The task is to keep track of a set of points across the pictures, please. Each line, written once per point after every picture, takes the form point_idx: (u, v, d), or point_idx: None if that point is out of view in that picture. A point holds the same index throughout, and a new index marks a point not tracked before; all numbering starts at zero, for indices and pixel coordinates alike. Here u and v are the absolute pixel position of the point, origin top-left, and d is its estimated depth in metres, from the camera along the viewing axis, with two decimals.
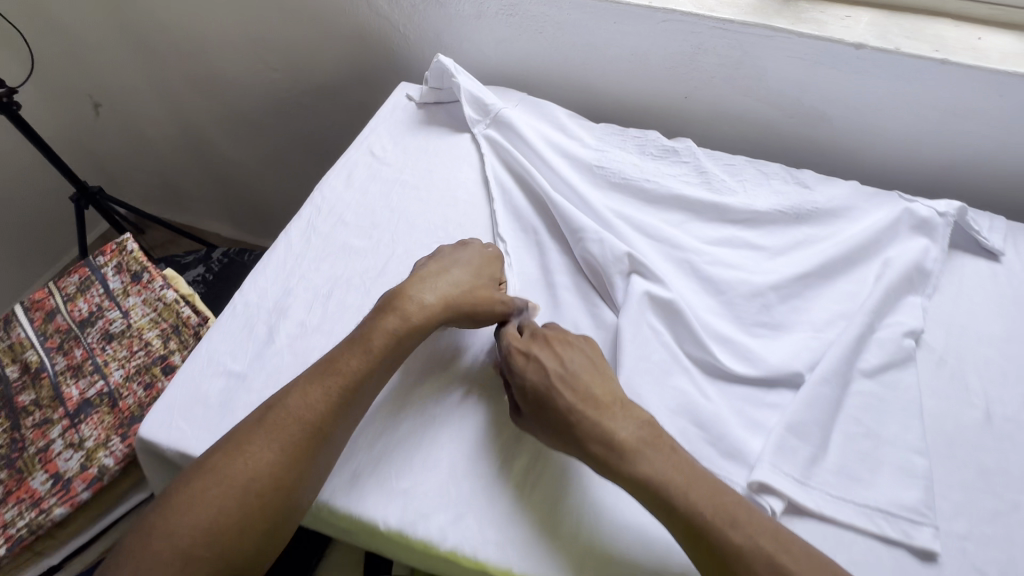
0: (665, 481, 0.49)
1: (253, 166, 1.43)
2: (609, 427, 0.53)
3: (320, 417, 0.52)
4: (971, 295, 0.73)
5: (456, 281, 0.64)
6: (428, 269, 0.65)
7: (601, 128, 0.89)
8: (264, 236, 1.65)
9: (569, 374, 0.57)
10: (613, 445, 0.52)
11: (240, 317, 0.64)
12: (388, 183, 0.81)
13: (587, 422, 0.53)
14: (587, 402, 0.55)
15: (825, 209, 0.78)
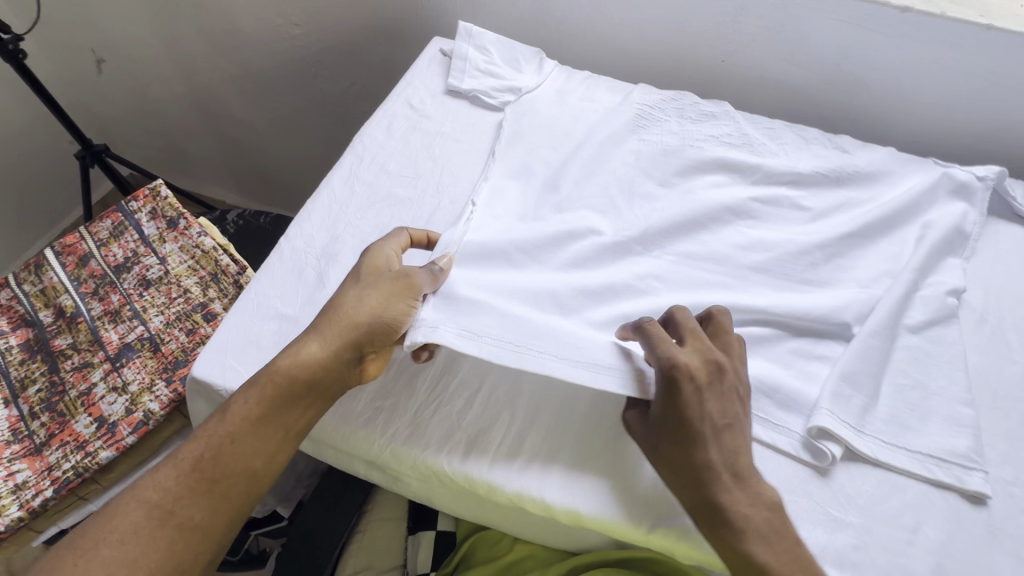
0: (770, 566, 0.46)
1: (264, 129, 1.37)
2: (738, 500, 0.48)
3: (236, 430, 0.49)
4: (1008, 259, 0.73)
5: (339, 315, 0.53)
6: (330, 305, 0.54)
7: (639, 90, 0.89)
8: (274, 205, 1.61)
9: (704, 418, 0.50)
10: (740, 521, 0.47)
11: (288, 261, 0.63)
12: (428, 135, 0.78)
13: (720, 486, 0.48)
14: (721, 464, 0.49)
15: (864, 173, 0.79)
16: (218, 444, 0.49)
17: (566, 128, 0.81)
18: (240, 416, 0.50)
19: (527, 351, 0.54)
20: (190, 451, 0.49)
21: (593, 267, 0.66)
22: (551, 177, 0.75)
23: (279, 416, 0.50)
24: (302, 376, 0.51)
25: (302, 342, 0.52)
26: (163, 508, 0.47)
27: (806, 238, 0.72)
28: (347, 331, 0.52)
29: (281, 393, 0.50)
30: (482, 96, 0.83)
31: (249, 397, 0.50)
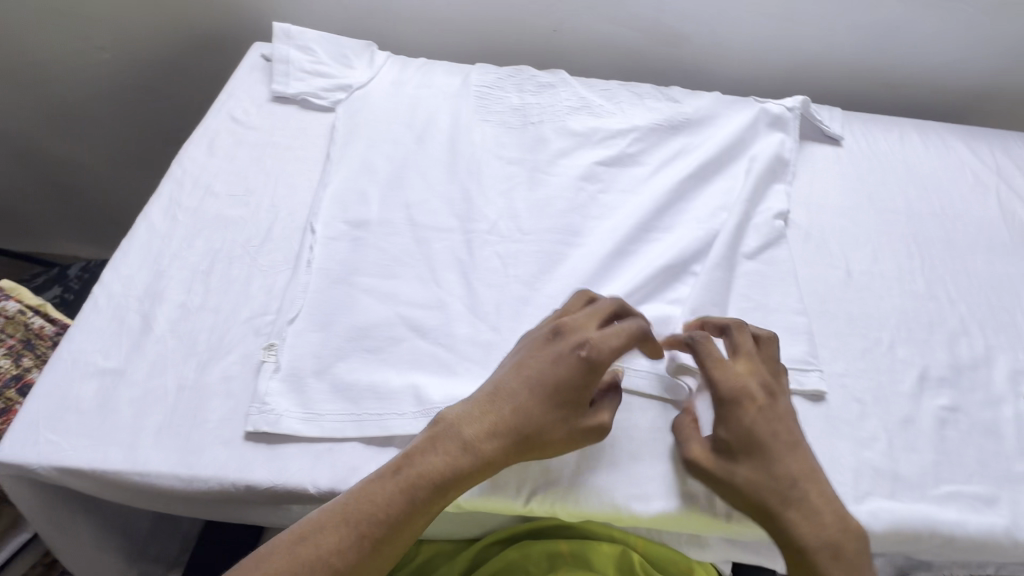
0: None
1: (84, 161, 1.18)
2: (821, 519, 0.48)
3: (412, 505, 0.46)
4: (823, 177, 0.81)
5: (528, 411, 0.50)
6: (542, 374, 0.51)
7: (478, 70, 0.88)
8: (105, 247, 1.36)
9: (773, 436, 0.52)
10: (830, 542, 0.47)
11: (105, 310, 0.57)
12: (257, 147, 0.73)
13: (803, 505, 0.49)
14: (801, 480, 0.50)
15: (694, 119, 0.84)
16: (392, 506, 0.45)
17: (406, 120, 0.80)
18: (421, 477, 0.47)
19: (366, 419, 0.53)
20: (362, 503, 0.45)
21: (445, 259, 0.66)
22: (396, 173, 0.73)
23: (448, 492, 0.47)
24: (488, 450, 0.49)
25: (510, 422, 0.50)
26: (324, 572, 0.43)
27: (648, 190, 0.75)
28: (535, 412, 0.50)
29: (462, 463, 0.48)
30: (310, 98, 0.79)
31: (445, 466, 0.47)
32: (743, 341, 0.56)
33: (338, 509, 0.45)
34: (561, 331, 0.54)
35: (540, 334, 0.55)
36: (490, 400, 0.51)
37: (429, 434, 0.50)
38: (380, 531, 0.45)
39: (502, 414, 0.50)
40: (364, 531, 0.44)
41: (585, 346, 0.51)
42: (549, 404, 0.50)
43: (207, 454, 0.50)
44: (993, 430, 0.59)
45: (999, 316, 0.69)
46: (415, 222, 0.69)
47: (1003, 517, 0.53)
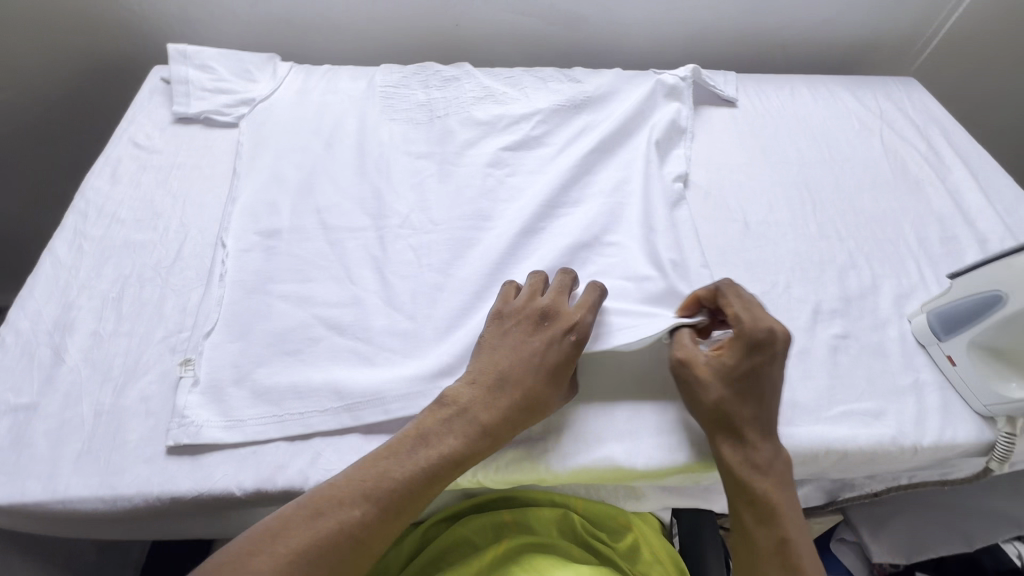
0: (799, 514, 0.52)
1: None
2: (760, 445, 0.53)
3: (429, 477, 0.49)
4: (719, 137, 0.86)
5: (531, 392, 0.53)
6: (541, 355, 0.54)
7: (382, 71, 0.90)
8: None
9: (769, 379, 0.54)
10: (766, 465, 0.52)
11: (14, 349, 0.57)
12: (162, 169, 0.74)
13: (756, 435, 0.53)
14: (761, 414, 0.54)
15: (595, 96, 0.88)
16: (411, 481, 0.49)
17: (313, 127, 0.81)
18: (436, 456, 0.50)
19: (290, 419, 0.55)
20: (379, 480, 0.48)
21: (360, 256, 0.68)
22: (306, 180, 0.74)
23: (462, 468, 0.51)
24: (496, 430, 0.52)
25: (514, 399, 0.53)
26: (346, 542, 0.45)
27: (555, 168, 0.78)
28: (536, 393, 0.53)
29: (475, 442, 0.51)
30: (214, 116, 0.80)
31: (460, 442, 0.51)
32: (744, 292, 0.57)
33: (354, 484, 0.48)
34: (549, 315, 0.56)
35: (525, 316, 0.57)
36: (496, 378, 0.53)
37: (439, 416, 0.52)
38: (401, 505, 0.48)
39: (506, 393, 0.53)
40: (387, 505, 0.47)
41: (575, 328, 0.55)
42: (551, 384, 0.54)
43: (129, 473, 0.51)
44: (879, 351, 0.64)
45: (884, 248, 0.74)
46: (329, 224, 0.71)
47: (889, 427, 0.58)
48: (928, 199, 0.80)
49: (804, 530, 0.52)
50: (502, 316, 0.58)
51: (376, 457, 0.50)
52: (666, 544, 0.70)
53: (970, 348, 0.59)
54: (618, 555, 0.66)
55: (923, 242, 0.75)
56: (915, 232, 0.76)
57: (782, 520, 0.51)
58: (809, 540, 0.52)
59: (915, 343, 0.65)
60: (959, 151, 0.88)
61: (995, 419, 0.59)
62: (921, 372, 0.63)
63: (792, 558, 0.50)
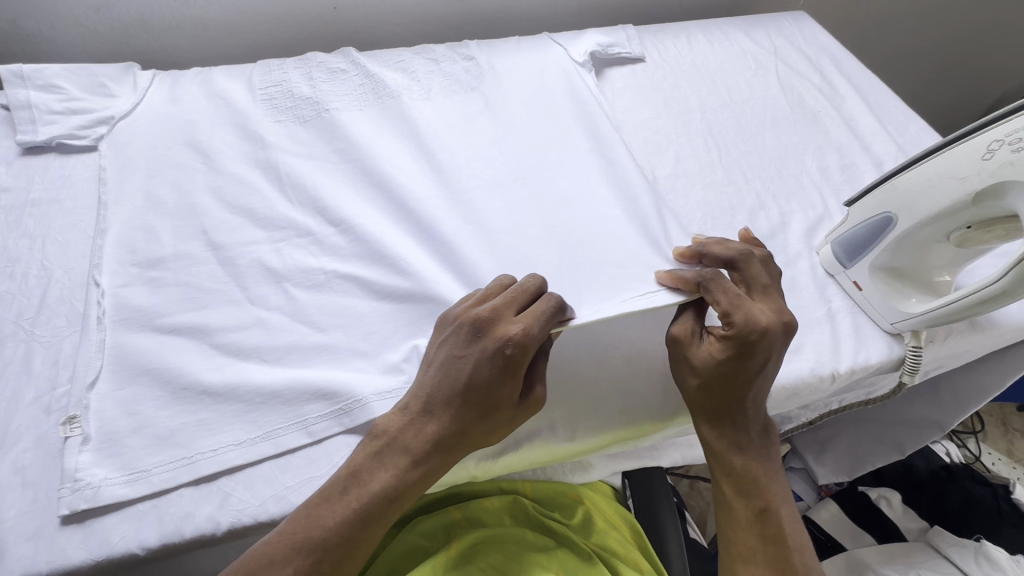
0: (769, 481, 0.54)
1: None
2: (743, 419, 0.54)
3: (369, 515, 0.47)
4: (622, 94, 0.84)
5: (459, 417, 0.48)
6: (471, 376, 0.48)
7: (257, 68, 0.83)
8: None
9: (762, 366, 0.52)
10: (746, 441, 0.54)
11: None
12: (13, 208, 0.66)
13: (738, 415, 0.54)
14: (748, 395, 0.53)
15: (490, 69, 0.84)
16: (344, 526, 0.46)
17: (187, 139, 0.73)
18: (369, 495, 0.47)
19: (199, 459, 0.50)
20: (311, 528, 0.45)
21: (253, 273, 0.63)
22: (185, 199, 0.68)
23: (399, 503, 0.48)
24: (430, 461, 0.48)
25: (441, 428, 0.48)
26: None
27: (457, 149, 0.75)
28: (465, 421, 0.48)
29: (410, 474, 0.48)
30: (68, 140, 0.71)
31: (393, 476, 0.48)
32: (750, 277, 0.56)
33: (289, 534, 0.45)
34: (483, 327, 0.49)
35: (466, 325, 0.50)
36: (427, 404, 0.49)
37: (372, 449, 0.49)
38: (338, 550, 0.46)
39: (435, 420, 0.49)
40: (323, 553, 0.45)
41: (507, 343, 0.48)
42: (481, 410, 0.48)
43: (12, 554, 0.46)
44: (792, 287, 0.65)
45: (789, 184, 0.75)
46: (215, 244, 0.65)
47: (808, 360, 0.59)
48: (825, 129, 0.82)
49: (784, 499, 0.54)
50: (443, 322, 0.52)
51: (312, 501, 0.47)
52: (618, 507, 0.71)
53: (872, 271, 0.61)
54: (573, 530, 0.64)
55: (825, 173, 0.77)
56: (817, 164, 0.78)
57: (763, 491, 0.53)
58: (788, 506, 0.54)
59: (824, 273, 0.66)
60: (851, 78, 0.89)
61: (903, 334, 0.62)
62: (832, 301, 0.64)
63: (772, 527, 0.52)
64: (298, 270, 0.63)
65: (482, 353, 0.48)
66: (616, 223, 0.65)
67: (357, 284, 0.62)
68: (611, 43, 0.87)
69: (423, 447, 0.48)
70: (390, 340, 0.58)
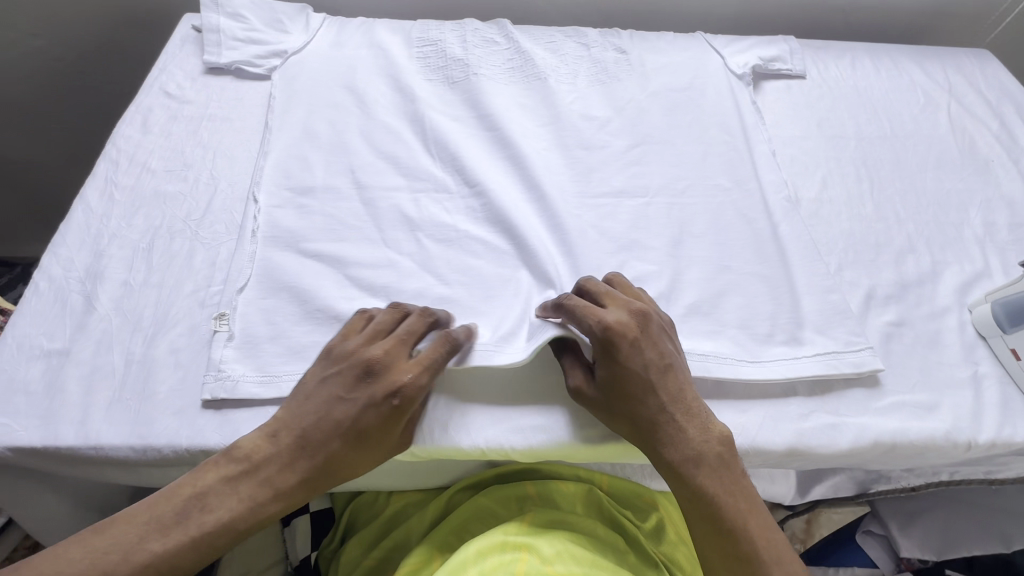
0: (730, 499, 0.49)
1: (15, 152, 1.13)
2: (687, 431, 0.50)
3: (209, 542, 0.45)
4: (773, 108, 0.80)
5: (329, 456, 0.48)
6: (352, 420, 0.48)
7: (415, 26, 0.86)
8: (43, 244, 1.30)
9: (643, 368, 0.50)
10: (692, 456, 0.49)
11: (48, 294, 0.57)
12: (192, 120, 0.72)
13: (673, 427, 0.50)
14: (669, 405, 0.50)
15: (640, 62, 0.83)
16: (172, 552, 0.44)
17: (346, 82, 0.78)
18: (209, 523, 0.45)
19: None
20: (133, 552, 0.43)
21: (391, 218, 0.66)
22: (337, 137, 0.72)
23: (246, 533, 0.47)
24: (290, 495, 0.48)
25: (302, 467, 0.48)
26: None
27: (596, 136, 0.75)
28: (336, 459, 0.48)
29: (263, 507, 0.47)
30: (245, 67, 0.77)
31: (240, 505, 0.46)
32: (595, 285, 0.55)
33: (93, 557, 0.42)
34: (373, 370, 0.49)
35: (336, 362, 0.51)
36: (296, 437, 0.48)
37: (225, 472, 0.47)
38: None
39: (295, 455, 0.48)
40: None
41: (398, 394, 0.48)
42: (360, 449, 0.48)
43: (160, 423, 0.51)
44: (935, 341, 0.60)
45: (947, 233, 0.69)
46: (360, 184, 0.68)
47: (944, 421, 0.55)
48: (997, 180, 0.75)
49: (751, 510, 0.49)
50: (329, 355, 0.51)
51: (129, 520, 0.44)
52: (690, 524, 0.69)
53: None
54: (643, 534, 0.64)
55: (990, 228, 0.70)
56: (981, 217, 0.71)
57: (728, 511, 0.48)
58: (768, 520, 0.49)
59: (974, 335, 0.61)
60: None
61: None
62: (980, 365, 0.59)
63: (743, 545, 0.47)
64: (433, 224, 0.66)
65: (369, 388, 0.49)
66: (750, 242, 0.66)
67: (484, 248, 0.64)
68: (773, 59, 0.84)
69: (282, 479, 0.47)
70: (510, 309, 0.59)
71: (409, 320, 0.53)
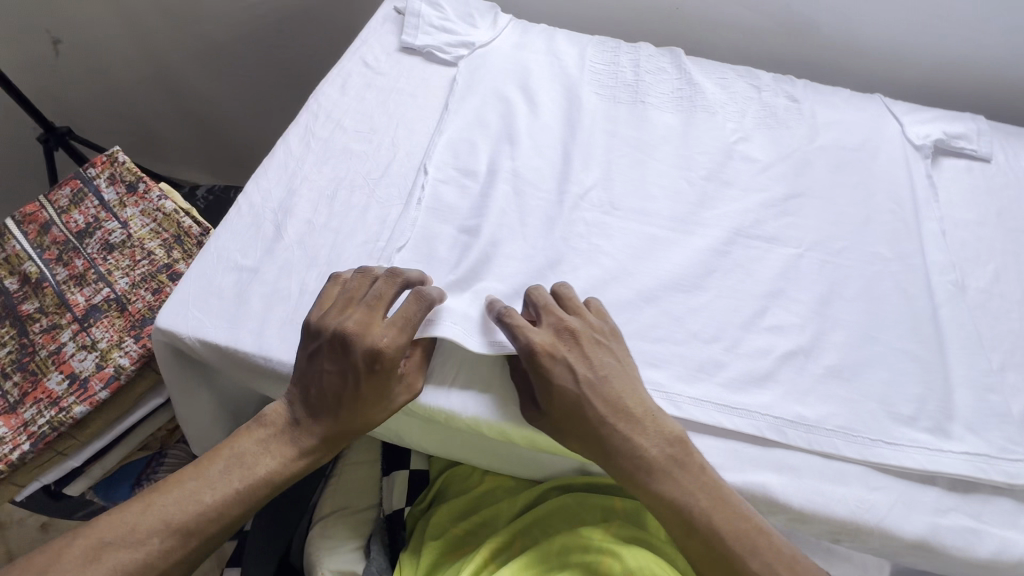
0: (702, 503, 0.49)
1: (220, 95, 1.34)
2: (640, 442, 0.51)
3: (253, 493, 0.51)
4: (949, 186, 0.76)
5: (343, 415, 0.53)
6: (339, 382, 0.52)
7: (591, 41, 0.90)
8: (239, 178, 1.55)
9: (574, 387, 0.51)
10: (643, 464, 0.50)
11: (246, 216, 0.65)
12: (383, 91, 0.79)
13: (618, 439, 0.51)
14: (608, 418, 0.51)
15: (811, 114, 0.82)
16: (224, 503, 0.51)
17: (521, 82, 0.82)
18: (254, 477, 0.52)
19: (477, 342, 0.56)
20: (186, 506, 0.50)
21: (545, 216, 0.68)
22: (506, 130, 0.76)
23: (283, 485, 0.53)
24: (318, 450, 0.54)
25: (323, 425, 0.53)
26: (168, 560, 0.48)
27: (755, 179, 0.74)
28: (351, 417, 0.53)
29: (295, 462, 0.53)
30: (435, 52, 0.84)
31: (275, 461, 0.53)
32: (538, 299, 0.56)
33: (159, 511, 0.49)
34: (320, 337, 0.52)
35: (322, 329, 0.53)
36: (306, 398, 0.54)
37: (259, 435, 0.54)
38: (212, 529, 0.50)
39: (311, 413, 0.54)
40: (192, 533, 0.49)
41: (380, 360, 0.51)
42: (360, 404, 0.53)
43: None
44: None
45: None
46: (521, 178, 0.72)
47: None
48: None
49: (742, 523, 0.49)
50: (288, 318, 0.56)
51: (180, 481, 0.51)
52: None
53: None
54: None
55: None
56: None
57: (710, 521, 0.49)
58: (745, 520, 0.49)
59: None
60: None
61: None
62: None
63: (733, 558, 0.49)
64: (584, 229, 0.68)
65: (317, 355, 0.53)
66: (905, 320, 0.63)
67: (628, 263, 0.65)
68: (958, 135, 0.80)
69: (308, 434, 0.53)
70: (648, 329, 0.60)
71: (376, 284, 0.54)
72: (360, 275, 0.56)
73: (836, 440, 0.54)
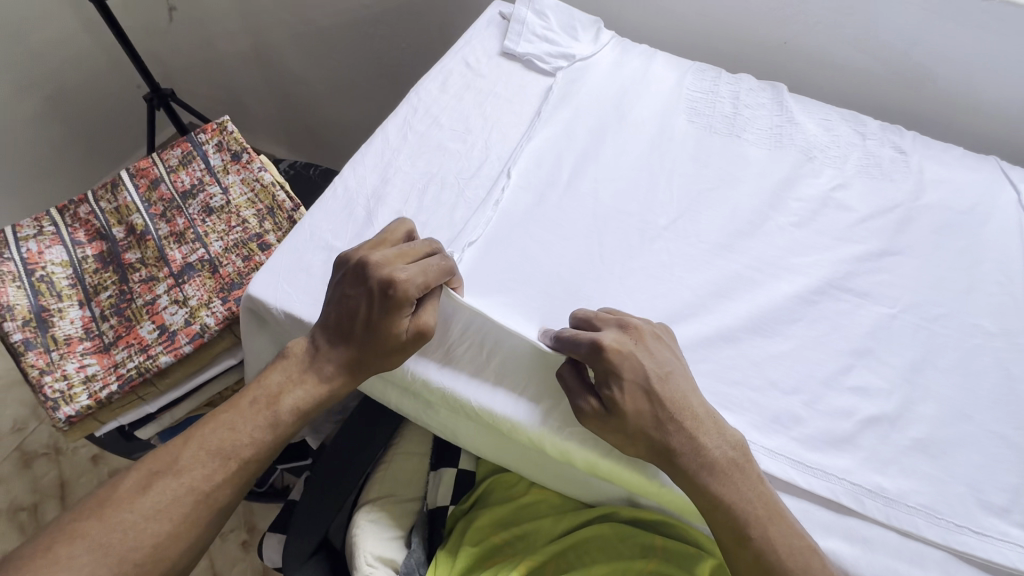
0: (756, 511, 0.48)
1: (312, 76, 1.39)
2: (702, 443, 0.50)
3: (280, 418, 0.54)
4: None
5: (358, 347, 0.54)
6: (356, 310, 0.53)
7: (690, 66, 0.89)
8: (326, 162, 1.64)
9: (644, 385, 0.51)
10: (706, 463, 0.49)
11: (341, 198, 0.67)
12: (480, 93, 0.80)
13: (683, 437, 0.50)
14: (676, 415, 0.50)
15: (919, 169, 0.77)
16: (255, 430, 0.53)
17: (616, 100, 0.82)
18: (281, 406, 0.54)
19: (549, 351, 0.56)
20: (222, 435, 0.52)
21: (628, 237, 0.68)
22: (597, 146, 0.76)
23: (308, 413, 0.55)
24: (334, 380, 0.55)
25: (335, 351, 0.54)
26: (208, 483, 0.50)
27: (851, 230, 0.71)
28: (363, 348, 0.54)
29: (315, 391, 0.55)
30: (535, 60, 0.84)
31: (298, 391, 0.54)
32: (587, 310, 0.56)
33: (198, 442, 0.52)
34: (360, 274, 0.53)
35: (355, 257, 0.54)
36: (326, 331, 0.55)
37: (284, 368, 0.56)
38: (247, 454, 0.52)
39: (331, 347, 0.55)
40: (228, 458, 0.51)
41: (393, 288, 0.52)
42: (373, 338, 0.53)
43: None
44: None
45: None
46: (608, 196, 0.71)
47: None
48: None
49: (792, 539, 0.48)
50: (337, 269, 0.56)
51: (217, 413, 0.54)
52: None
53: None
54: None
55: None
56: None
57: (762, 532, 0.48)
58: (802, 538, 0.48)
59: None
60: None
61: None
62: None
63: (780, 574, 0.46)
64: (668, 256, 0.67)
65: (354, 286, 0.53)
66: (1005, 402, 0.59)
67: (709, 298, 0.64)
68: None
69: (325, 364, 0.55)
70: (725, 369, 0.58)
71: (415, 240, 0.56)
72: (402, 225, 0.57)
73: (918, 520, 0.51)
